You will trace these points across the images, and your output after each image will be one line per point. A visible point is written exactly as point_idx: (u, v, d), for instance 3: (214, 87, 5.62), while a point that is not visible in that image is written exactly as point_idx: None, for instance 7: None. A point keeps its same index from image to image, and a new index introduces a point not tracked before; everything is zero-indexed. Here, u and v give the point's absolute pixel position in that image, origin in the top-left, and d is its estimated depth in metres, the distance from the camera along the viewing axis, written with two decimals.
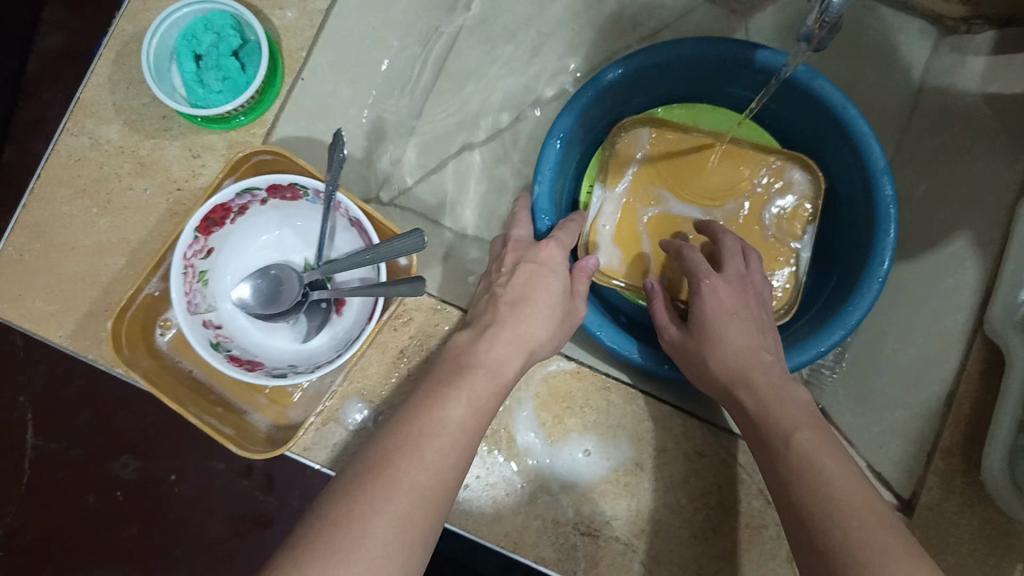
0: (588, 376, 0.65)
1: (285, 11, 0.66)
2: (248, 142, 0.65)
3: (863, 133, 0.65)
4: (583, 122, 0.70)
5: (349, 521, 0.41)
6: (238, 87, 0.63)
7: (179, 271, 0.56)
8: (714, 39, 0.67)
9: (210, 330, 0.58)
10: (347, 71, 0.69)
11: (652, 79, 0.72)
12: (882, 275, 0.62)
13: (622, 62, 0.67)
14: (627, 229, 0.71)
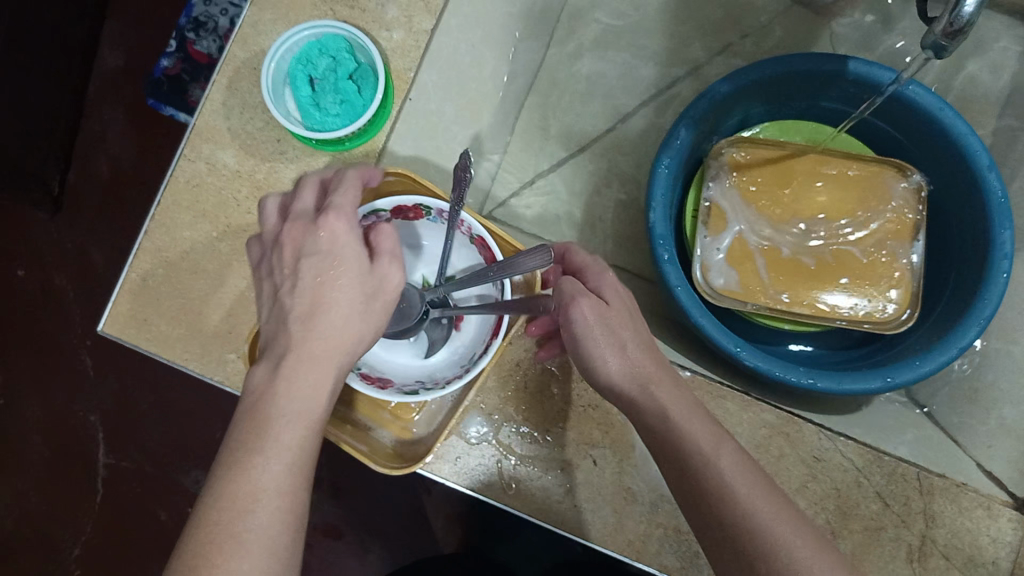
0: (703, 385, 0.65)
1: (392, 32, 0.67)
2: (361, 163, 0.66)
3: (964, 131, 0.66)
4: (690, 144, 0.71)
5: (214, 550, 0.39)
6: (353, 110, 0.65)
7: None
8: (812, 55, 0.68)
9: None
10: (450, 88, 0.70)
11: (748, 97, 0.73)
12: (1006, 270, 0.63)
13: (726, 81, 0.68)
14: (741, 250, 0.72)
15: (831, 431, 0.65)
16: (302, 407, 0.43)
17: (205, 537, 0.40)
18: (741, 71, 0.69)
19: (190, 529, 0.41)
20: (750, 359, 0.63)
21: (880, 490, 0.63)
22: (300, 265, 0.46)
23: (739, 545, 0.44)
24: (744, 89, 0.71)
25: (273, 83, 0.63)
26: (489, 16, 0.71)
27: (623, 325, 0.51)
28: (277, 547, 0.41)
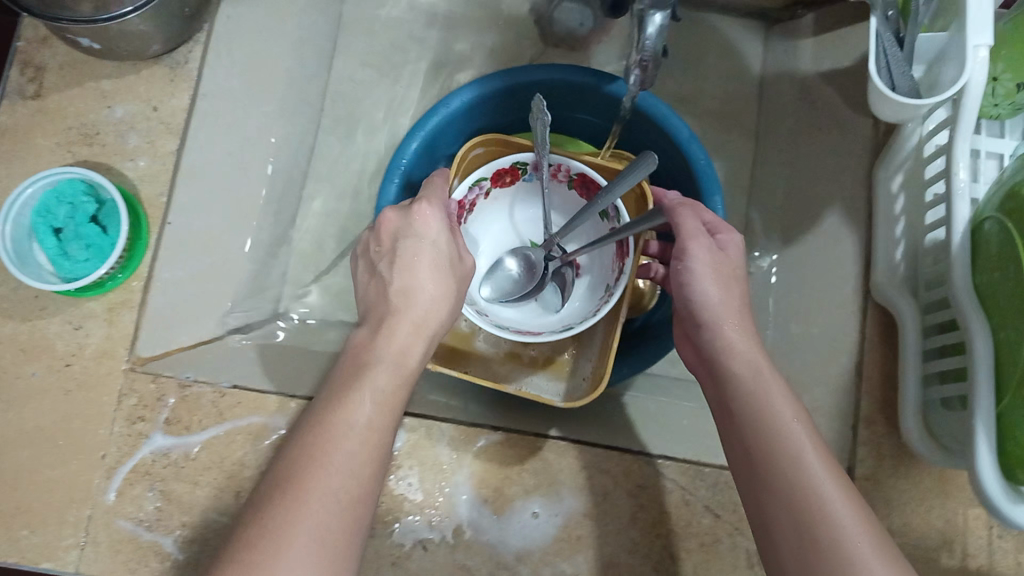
0: (518, 441, 0.65)
1: (136, 161, 0.65)
2: (127, 301, 0.64)
3: (666, 113, 0.69)
4: (417, 171, 0.72)
5: (303, 479, 0.45)
6: (104, 250, 0.62)
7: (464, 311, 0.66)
8: (536, 69, 0.69)
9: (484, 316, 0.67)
10: (216, 202, 0.68)
11: (483, 113, 0.74)
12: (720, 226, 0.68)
13: (452, 99, 0.70)
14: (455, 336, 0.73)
15: (648, 455, 0.66)
16: (368, 427, 0.48)
17: (296, 472, 0.45)
18: (447, 99, 0.70)
19: (270, 479, 0.46)
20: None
21: (707, 502, 0.64)
22: (400, 243, 0.56)
23: (785, 503, 0.47)
24: (460, 116, 0.73)
25: (14, 244, 0.61)
26: (240, 122, 0.69)
27: (729, 285, 0.57)
28: (363, 468, 0.47)
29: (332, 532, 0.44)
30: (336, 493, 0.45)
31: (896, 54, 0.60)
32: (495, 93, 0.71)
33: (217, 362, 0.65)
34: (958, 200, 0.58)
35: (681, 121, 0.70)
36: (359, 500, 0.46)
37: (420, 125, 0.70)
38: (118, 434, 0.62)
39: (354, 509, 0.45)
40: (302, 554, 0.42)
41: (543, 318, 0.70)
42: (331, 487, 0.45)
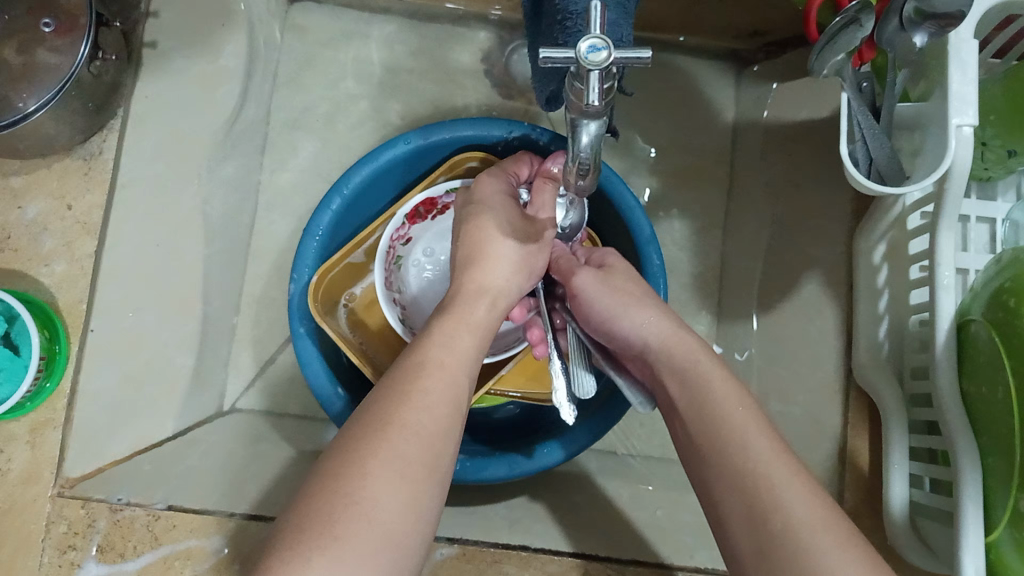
0: (477, 554, 0.60)
1: (52, 266, 0.65)
2: (50, 419, 0.63)
3: (609, 181, 0.66)
4: (354, 209, 0.68)
5: (399, 398, 0.43)
6: (16, 374, 0.61)
7: (384, 253, 0.65)
8: (509, 122, 0.67)
9: (395, 308, 0.66)
10: (142, 299, 0.67)
11: (437, 163, 0.70)
12: None
13: (400, 145, 0.66)
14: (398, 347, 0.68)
15: (619, 562, 0.60)
16: (448, 364, 0.46)
17: (386, 398, 0.44)
18: (408, 135, 0.66)
19: (366, 406, 0.44)
20: None
21: None
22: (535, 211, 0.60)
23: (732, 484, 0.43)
24: (417, 158, 0.68)
25: None
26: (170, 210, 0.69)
27: (629, 288, 0.56)
28: (453, 396, 0.45)
29: (420, 459, 0.41)
30: (427, 429, 0.42)
31: (873, 129, 0.54)
32: (452, 143, 0.68)
33: (153, 475, 0.61)
34: (943, 292, 0.53)
35: (630, 192, 0.67)
36: (448, 425, 0.43)
37: (372, 157, 0.66)
38: (48, 563, 0.58)
39: (444, 440, 0.43)
40: (388, 480, 0.39)
41: None
42: (419, 417, 0.42)
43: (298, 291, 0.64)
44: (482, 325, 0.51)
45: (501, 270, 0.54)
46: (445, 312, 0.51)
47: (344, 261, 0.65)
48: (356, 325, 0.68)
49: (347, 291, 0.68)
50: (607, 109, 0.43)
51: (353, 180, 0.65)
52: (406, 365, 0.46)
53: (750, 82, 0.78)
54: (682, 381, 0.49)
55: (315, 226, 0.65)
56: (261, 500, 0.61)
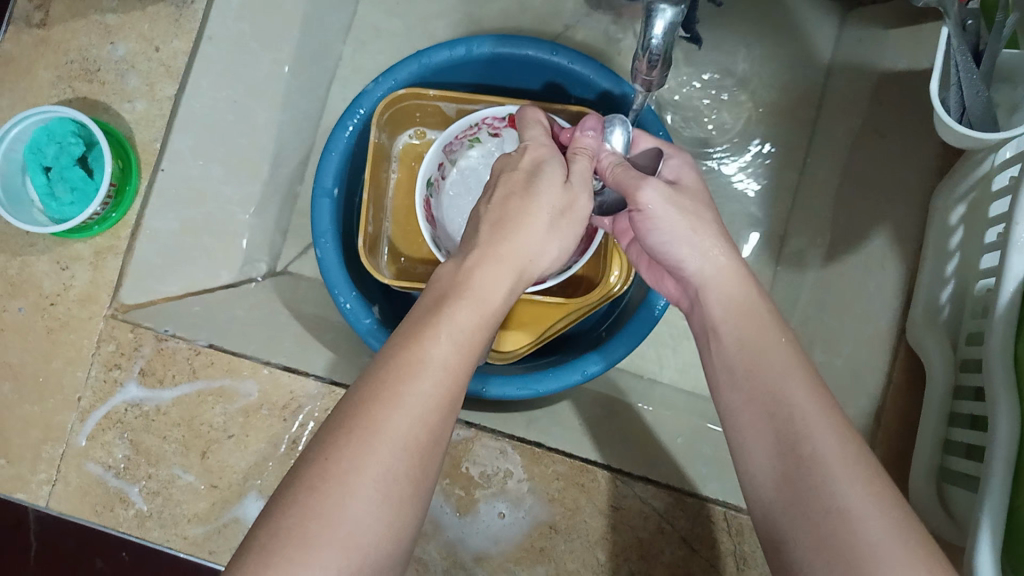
0: (491, 442, 0.61)
1: (134, 103, 0.67)
2: (113, 247, 0.65)
3: None
4: (434, 82, 0.71)
5: (381, 396, 0.37)
6: (88, 196, 0.65)
7: (469, 123, 0.66)
8: (599, 65, 0.67)
9: (437, 171, 0.68)
10: (214, 150, 0.69)
11: (522, 74, 0.72)
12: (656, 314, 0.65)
13: (492, 42, 0.67)
14: (402, 202, 0.72)
15: (629, 475, 0.59)
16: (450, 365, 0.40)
17: (367, 393, 0.38)
18: (505, 39, 0.68)
19: (349, 398, 0.38)
20: (323, 252, 0.64)
21: (683, 533, 0.57)
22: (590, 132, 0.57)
23: (803, 492, 0.37)
24: (505, 61, 0.70)
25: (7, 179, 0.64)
26: (249, 70, 0.71)
27: (704, 216, 0.48)
28: (439, 397, 0.39)
29: (406, 464, 0.36)
30: (410, 437, 0.37)
31: (971, 73, 0.51)
32: (538, 61, 0.69)
33: (200, 317, 0.65)
34: (1015, 253, 0.50)
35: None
36: (431, 434, 0.38)
37: (467, 42, 0.68)
38: (94, 378, 0.62)
39: (426, 454, 0.37)
40: (366, 500, 0.35)
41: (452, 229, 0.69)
42: (404, 428, 0.37)
43: (373, 91, 0.67)
44: (489, 297, 0.43)
45: (517, 244, 0.46)
46: (452, 288, 0.43)
47: (430, 102, 0.68)
48: (398, 152, 0.72)
49: (418, 127, 0.72)
50: None
51: (488, 46, 0.68)
52: (393, 353, 0.39)
53: (853, 25, 0.75)
54: (728, 307, 0.46)
55: (427, 57, 0.68)
56: (292, 355, 0.63)
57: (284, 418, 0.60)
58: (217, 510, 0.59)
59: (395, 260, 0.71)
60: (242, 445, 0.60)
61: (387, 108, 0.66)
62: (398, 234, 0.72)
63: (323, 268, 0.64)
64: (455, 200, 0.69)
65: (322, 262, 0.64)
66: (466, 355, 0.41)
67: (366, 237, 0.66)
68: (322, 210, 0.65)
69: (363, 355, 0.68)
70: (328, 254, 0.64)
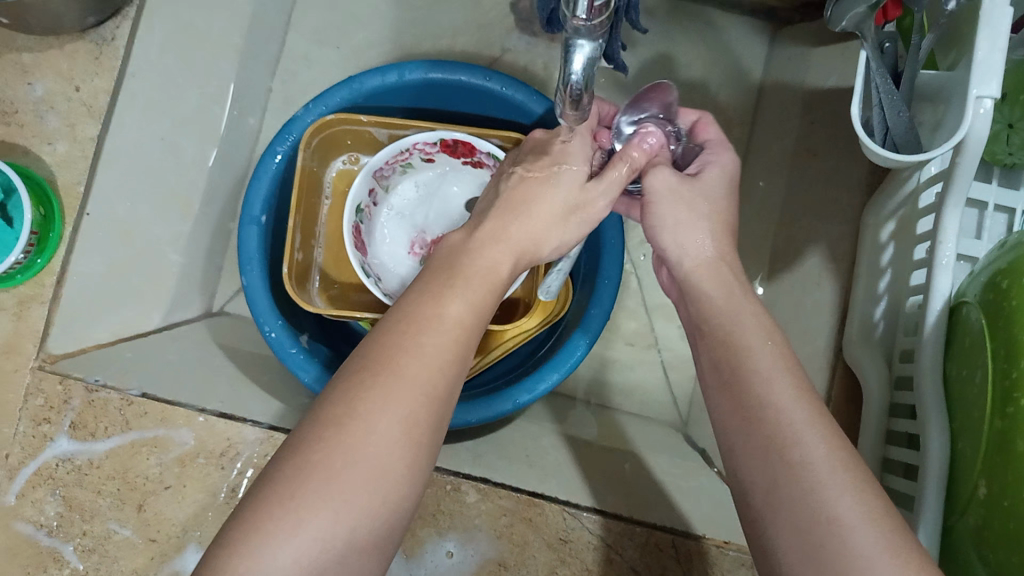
0: (437, 480, 0.60)
1: (54, 145, 0.66)
2: (36, 294, 0.65)
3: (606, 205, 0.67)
4: (366, 107, 0.70)
5: (363, 393, 0.36)
6: (8, 246, 0.62)
7: (399, 150, 0.65)
8: (530, 91, 0.66)
9: (367, 197, 0.67)
10: (138, 188, 0.66)
11: (455, 100, 0.71)
12: (582, 346, 0.64)
13: (423, 67, 0.67)
14: (336, 232, 0.70)
15: (576, 505, 0.59)
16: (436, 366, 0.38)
17: (345, 387, 0.37)
18: (435, 66, 0.67)
19: (328, 394, 0.37)
20: (252, 277, 0.63)
21: (631, 564, 0.57)
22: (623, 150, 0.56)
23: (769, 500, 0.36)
24: (438, 88, 0.69)
25: None
26: None
27: (697, 201, 0.49)
28: (423, 395, 0.37)
29: (386, 465, 0.35)
30: (391, 435, 0.35)
31: (891, 95, 0.52)
32: (469, 88, 0.68)
33: (131, 363, 0.62)
34: (940, 272, 0.51)
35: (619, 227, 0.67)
36: (415, 435, 0.36)
37: (397, 68, 0.67)
38: (22, 433, 0.59)
39: (408, 457, 0.36)
40: (343, 501, 0.33)
41: (387, 260, 0.69)
42: (386, 425, 0.35)
43: (304, 117, 0.66)
44: (474, 299, 0.42)
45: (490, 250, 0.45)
46: (438, 290, 0.42)
47: (361, 128, 0.66)
48: (333, 178, 0.70)
49: (351, 153, 0.70)
50: (605, 28, 0.41)
51: (421, 71, 0.67)
52: (373, 352, 0.38)
53: (782, 44, 0.76)
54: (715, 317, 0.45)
55: (359, 83, 0.67)
56: (230, 400, 0.62)
57: (222, 465, 0.58)
58: (156, 564, 0.57)
59: (326, 289, 0.69)
60: (180, 495, 0.58)
61: (315, 134, 0.65)
62: (329, 260, 0.70)
63: (248, 294, 0.63)
64: (387, 228, 0.69)
65: (248, 289, 0.63)
66: (454, 356, 0.39)
67: (292, 262, 0.64)
68: (248, 236, 0.64)
69: (305, 395, 0.67)
70: (255, 283, 0.63)
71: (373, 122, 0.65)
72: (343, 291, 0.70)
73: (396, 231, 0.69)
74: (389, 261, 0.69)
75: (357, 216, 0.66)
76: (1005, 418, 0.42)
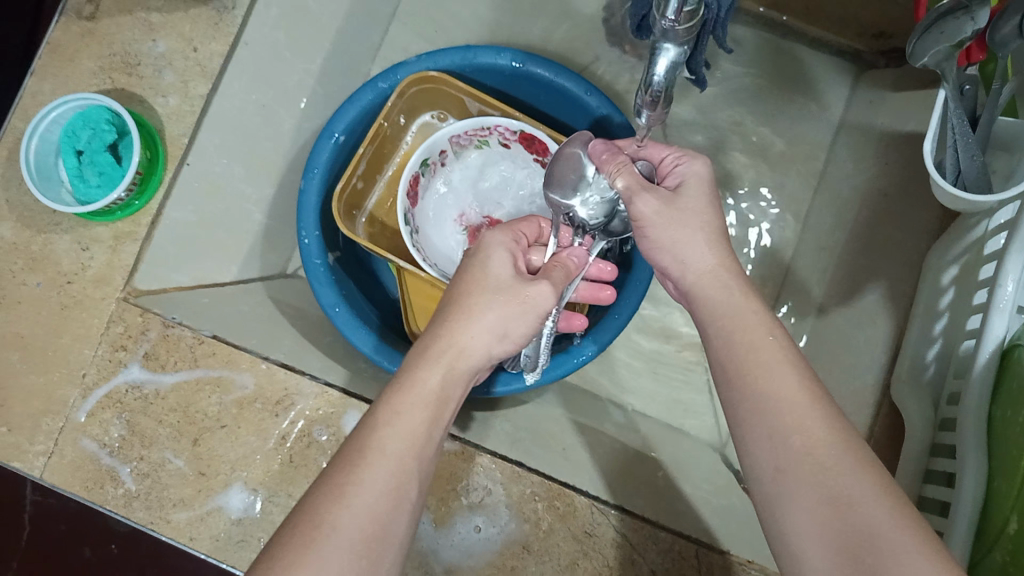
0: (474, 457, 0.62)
1: (168, 99, 0.71)
2: (132, 232, 0.68)
3: None
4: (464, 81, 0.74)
5: (335, 495, 0.40)
6: (114, 181, 0.68)
7: (483, 125, 0.69)
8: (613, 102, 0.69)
9: (437, 155, 0.71)
10: (237, 150, 0.72)
11: (541, 98, 0.74)
12: (579, 359, 0.65)
13: (519, 58, 0.70)
14: (395, 178, 0.74)
15: (605, 503, 0.60)
16: (395, 453, 0.42)
17: (322, 492, 0.40)
18: (530, 61, 0.70)
19: (305, 496, 0.41)
20: (309, 187, 0.68)
21: (652, 567, 0.58)
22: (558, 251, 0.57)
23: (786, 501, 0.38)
24: (529, 81, 0.72)
25: (39, 158, 0.67)
26: (281, 77, 0.73)
27: (688, 217, 0.50)
28: (389, 488, 0.41)
29: (355, 561, 0.38)
30: (359, 533, 0.39)
31: (967, 137, 0.52)
32: (556, 88, 0.71)
33: (206, 308, 0.67)
34: (995, 315, 0.51)
35: (652, 274, 0.66)
36: (380, 532, 0.40)
37: (499, 52, 0.70)
38: (100, 357, 0.64)
39: (375, 553, 0.39)
40: None
41: (431, 221, 0.72)
42: (355, 524, 0.39)
43: (413, 66, 0.70)
44: (443, 395, 0.46)
45: (474, 333, 0.48)
46: (399, 380, 0.46)
47: (457, 93, 0.70)
48: (416, 130, 0.74)
49: (441, 110, 0.73)
50: (691, 35, 0.44)
51: (522, 61, 0.70)
52: (345, 454, 0.42)
53: (865, 87, 0.77)
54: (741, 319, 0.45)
55: (474, 54, 0.70)
56: (290, 355, 0.65)
57: (276, 413, 0.62)
58: (202, 497, 0.60)
59: (369, 221, 0.73)
60: (233, 436, 0.61)
61: (414, 83, 0.68)
62: (381, 196, 0.73)
63: (303, 199, 0.68)
64: (443, 188, 0.73)
65: (303, 193, 0.68)
66: (423, 451, 0.43)
67: (344, 182, 0.67)
68: (321, 149, 0.68)
69: (360, 361, 0.70)
70: (310, 192, 0.68)
71: (467, 91, 0.69)
72: (383, 233, 0.73)
73: (449, 196, 0.73)
74: (432, 222, 0.72)
75: (418, 170, 0.69)
76: None
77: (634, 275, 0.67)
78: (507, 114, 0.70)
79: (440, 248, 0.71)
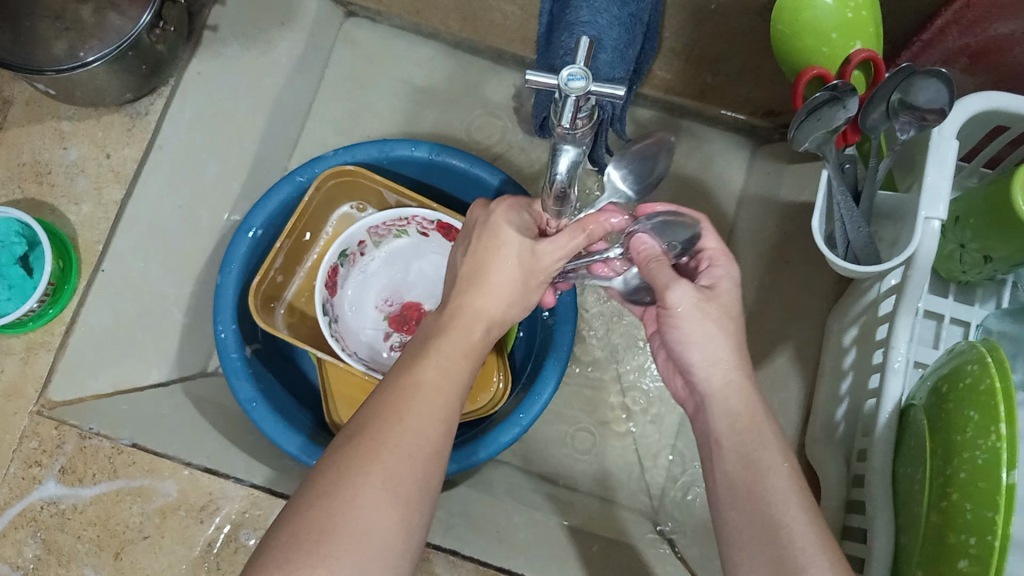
0: None
1: (80, 206, 0.71)
2: (45, 341, 0.68)
3: (565, 309, 0.69)
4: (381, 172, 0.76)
5: (395, 409, 0.43)
6: (25, 293, 0.67)
7: (401, 216, 0.70)
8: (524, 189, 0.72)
9: (355, 246, 0.72)
10: (151, 249, 0.71)
11: (457, 186, 0.77)
12: (498, 444, 0.64)
13: (432, 149, 0.72)
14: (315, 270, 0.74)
15: None
16: (440, 386, 0.46)
17: (381, 410, 0.44)
18: (443, 152, 0.72)
19: (360, 417, 0.44)
20: (229, 281, 0.68)
21: None
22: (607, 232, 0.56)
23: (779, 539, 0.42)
24: (444, 171, 0.74)
25: None
26: None
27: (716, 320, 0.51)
28: (440, 410, 0.45)
29: (416, 467, 0.42)
30: (418, 444, 0.42)
31: (851, 211, 0.56)
32: (471, 178, 0.73)
33: (127, 415, 0.65)
34: (891, 376, 0.54)
35: (569, 355, 0.68)
36: (439, 442, 0.43)
37: (412, 145, 0.72)
38: (13, 474, 0.62)
39: (433, 460, 0.43)
40: (382, 499, 0.40)
41: (352, 309, 0.73)
42: (410, 439, 0.42)
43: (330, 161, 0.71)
44: (475, 339, 0.50)
45: (494, 285, 0.52)
46: (437, 329, 0.50)
47: (374, 185, 0.72)
48: (335, 221, 0.75)
49: (359, 201, 0.74)
50: (588, 136, 0.46)
51: (435, 153, 0.72)
52: (392, 382, 0.46)
53: (761, 160, 0.81)
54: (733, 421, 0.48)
55: (390, 147, 0.72)
56: (215, 456, 0.64)
57: (201, 519, 0.60)
58: None
59: (289, 313, 0.73)
60: (157, 546, 0.60)
61: (333, 177, 0.70)
62: (303, 287, 0.74)
63: (220, 296, 0.68)
64: (362, 278, 0.74)
65: (220, 288, 0.68)
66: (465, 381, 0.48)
67: (261, 276, 0.68)
68: (238, 244, 0.68)
69: (288, 457, 0.69)
70: (227, 287, 0.68)
71: (383, 184, 0.70)
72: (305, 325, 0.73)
73: (369, 285, 0.74)
74: (353, 311, 0.73)
75: (338, 261, 0.70)
76: (939, 512, 0.46)
77: (552, 356, 0.68)
78: (424, 204, 0.72)
79: (362, 336, 0.72)
